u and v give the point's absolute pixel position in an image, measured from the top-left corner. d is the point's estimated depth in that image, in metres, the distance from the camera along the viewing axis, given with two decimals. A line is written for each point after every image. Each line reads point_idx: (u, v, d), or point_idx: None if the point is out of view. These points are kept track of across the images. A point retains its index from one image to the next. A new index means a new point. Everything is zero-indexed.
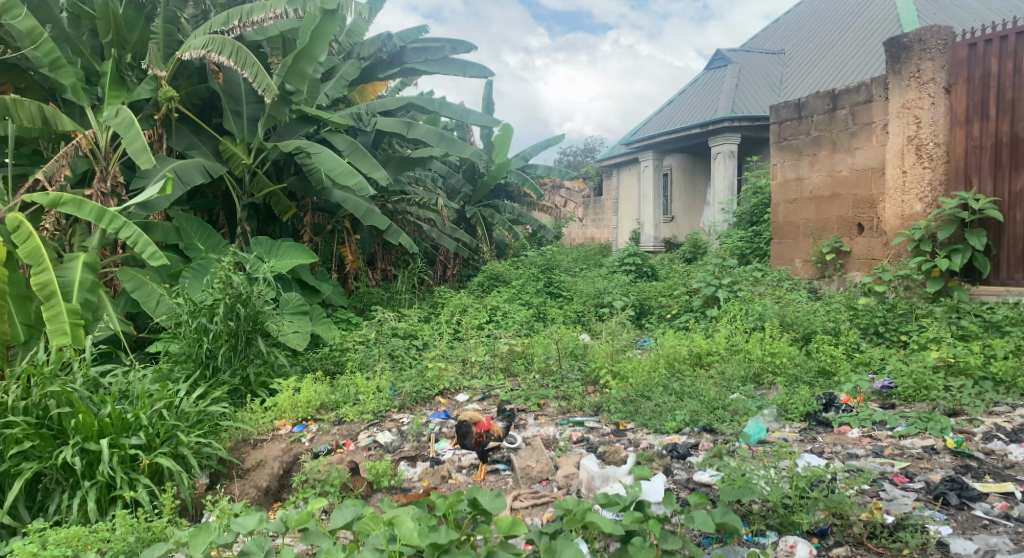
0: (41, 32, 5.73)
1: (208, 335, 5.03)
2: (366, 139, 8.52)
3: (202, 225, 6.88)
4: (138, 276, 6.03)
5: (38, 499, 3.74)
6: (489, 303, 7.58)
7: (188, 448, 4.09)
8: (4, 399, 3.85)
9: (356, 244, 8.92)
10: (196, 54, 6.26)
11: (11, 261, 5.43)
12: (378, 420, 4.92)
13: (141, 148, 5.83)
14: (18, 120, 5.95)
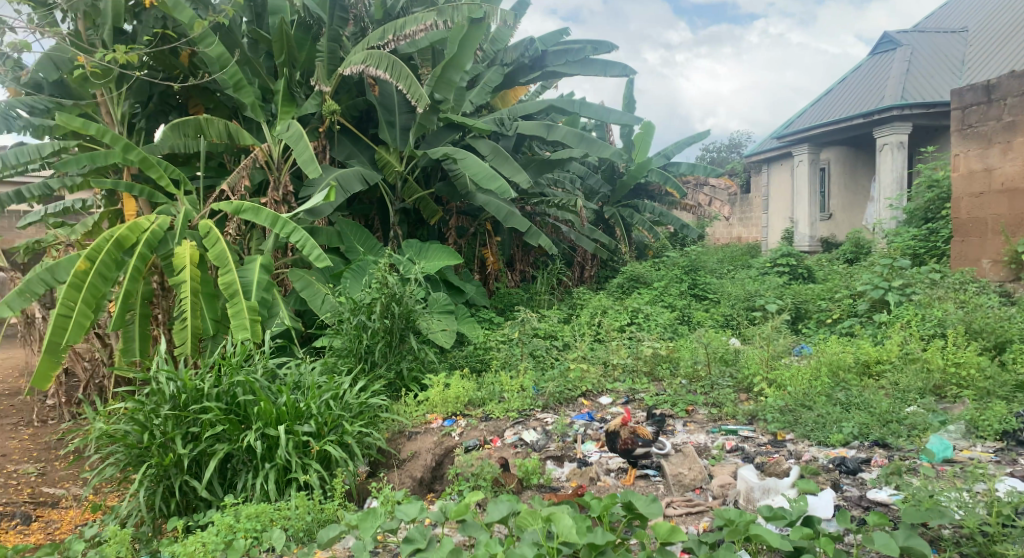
0: (228, 57, 6.39)
1: (367, 331, 5.39)
2: (508, 143, 8.70)
3: (360, 229, 7.35)
4: (306, 276, 6.55)
5: (228, 477, 4.17)
6: (632, 305, 7.47)
7: (353, 436, 4.39)
8: (201, 386, 4.32)
9: (497, 246, 9.14)
10: (356, 69, 6.68)
11: (203, 263, 6.10)
12: (522, 419, 4.98)
13: (309, 159, 6.32)
14: (209, 137, 6.68)
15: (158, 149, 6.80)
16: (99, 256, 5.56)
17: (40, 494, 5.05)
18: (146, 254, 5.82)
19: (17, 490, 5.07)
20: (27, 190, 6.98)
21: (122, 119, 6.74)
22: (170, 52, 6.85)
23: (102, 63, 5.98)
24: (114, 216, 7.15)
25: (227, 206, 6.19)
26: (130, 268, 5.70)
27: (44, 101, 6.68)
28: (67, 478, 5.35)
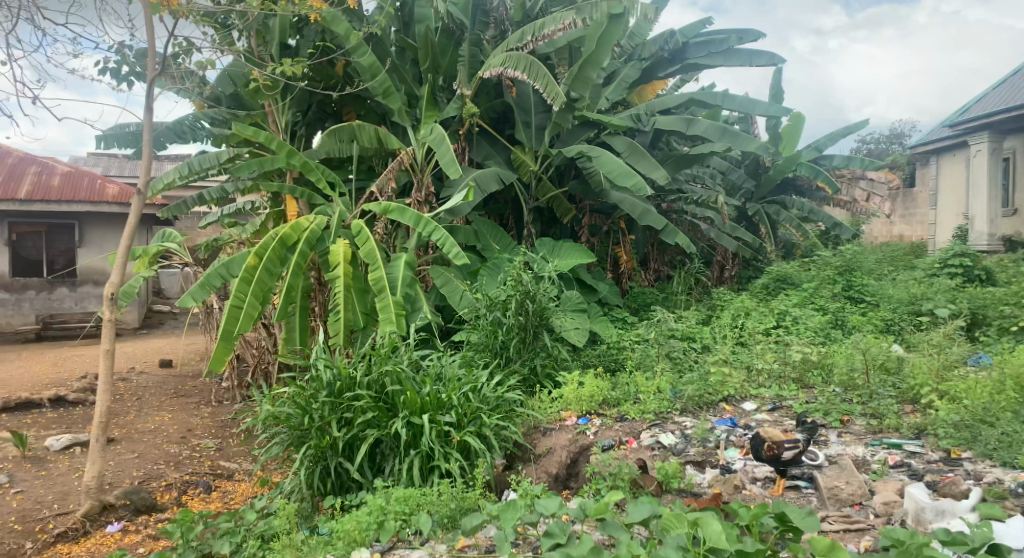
0: (378, 66, 6.75)
1: (502, 328, 5.49)
2: (645, 139, 8.53)
3: (496, 228, 7.51)
4: (445, 273, 6.78)
5: (377, 461, 4.42)
6: (778, 307, 7.07)
7: (490, 429, 4.49)
8: (354, 374, 4.61)
9: (631, 244, 9.01)
10: (495, 71, 6.83)
11: (353, 260, 6.50)
12: (660, 421, 4.86)
13: (450, 160, 6.53)
14: (360, 142, 7.11)
15: (315, 154, 7.33)
16: (266, 253, 6.10)
17: (217, 466, 5.63)
18: (305, 251, 6.30)
19: (200, 461, 5.69)
20: (207, 194, 7.80)
21: (287, 128, 7.36)
22: (327, 63, 7.37)
23: (272, 76, 6.56)
24: (278, 217, 7.81)
25: (375, 206, 6.55)
26: (292, 264, 6.21)
27: (223, 113, 7.46)
28: (239, 453, 5.92)
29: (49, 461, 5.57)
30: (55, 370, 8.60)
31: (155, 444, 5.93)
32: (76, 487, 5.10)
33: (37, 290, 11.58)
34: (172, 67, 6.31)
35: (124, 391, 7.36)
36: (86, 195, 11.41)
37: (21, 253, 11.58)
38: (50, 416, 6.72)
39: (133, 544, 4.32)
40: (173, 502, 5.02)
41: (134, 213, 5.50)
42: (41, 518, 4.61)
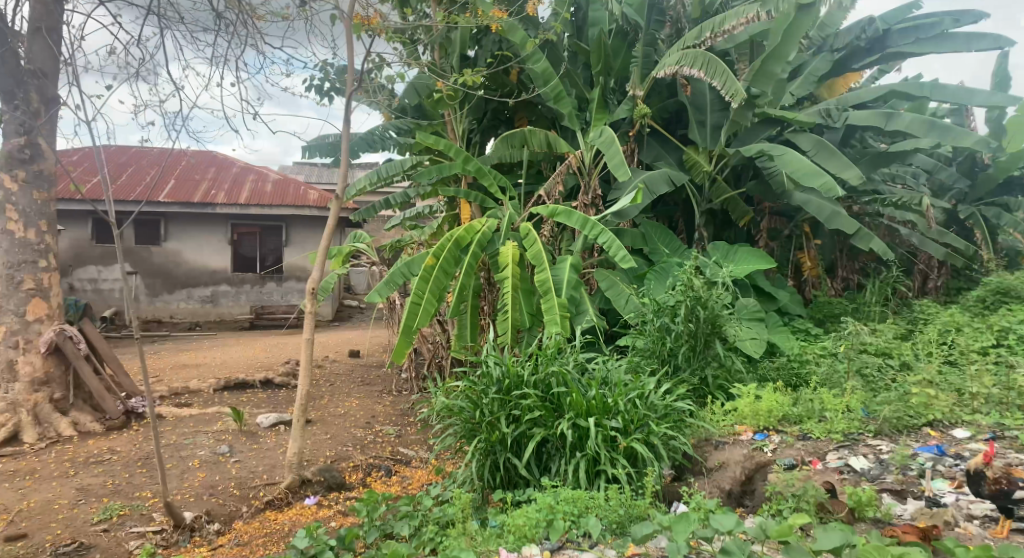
0: (551, 72, 6.85)
1: (670, 334, 5.32)
2: (834, 136, 7.88)
3: (665, 231, 7.31)
4: (611, 276, 6.71)
5: (543, 460, 4.48)
6: (997, 323, 6.20)
7: (659, 437, 4.36)
8: (521, 373, 4.72)
9: (816, 250, 8.36)
10: (670, 70, 6.66)
11: (522, 262, 6.65)
12: (849, 443, 4.45)
13: (619, 162, 6.45)
14: (531, 147, 7.26)
15: (488, 159, 7.59)
16: (442, 253, 6.43)
17: (397, 452, 6.04)
18: (477, 252, 6.55)
19: (382, 446, 6.13)
20: (391, 199, 8.39)
21: (463, 135, 7.71)
22: (503, 71, 7.62)
23: (453, 86, 6.89)
24: (454, 219, 8.21)
25: (544, 210, 6.65)
26: (465, 265, 6.50)
27: (407, 123, 8.01)
28: (416, 441, 6.31)
29: (260, 436, 6.30)
30: (265, 354, 9.74)
31: (346, 427, 6.50)
32: (280, 461, 5.72)
33: (251, 284, 13.18)
34: (366, 81, 6.87)
35: (319, 377, 8.15)
36: (292, 200, 12.77)
37: (240, 251, 13.25)
38: (261, 396, 7.61)
39: (327, 517, 4.76)
40: (359, 482, 5.47)
41: (332, 217, 6.05)
42: (253, 487, 5.24)
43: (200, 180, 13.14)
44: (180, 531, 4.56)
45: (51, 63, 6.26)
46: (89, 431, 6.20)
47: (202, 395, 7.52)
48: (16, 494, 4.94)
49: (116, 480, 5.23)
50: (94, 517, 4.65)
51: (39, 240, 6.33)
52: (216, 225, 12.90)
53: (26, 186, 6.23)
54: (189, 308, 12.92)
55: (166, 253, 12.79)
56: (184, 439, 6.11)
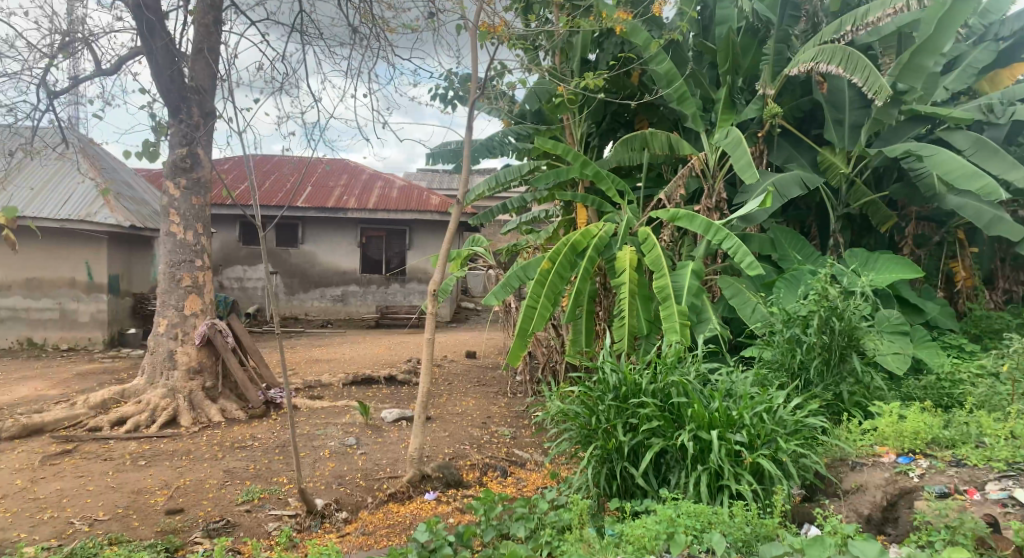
0: (676, 73, 6.68)
1: (801, 346, 5.02)
2: (995, 134, 7.17)
3: (796, 236, 6.91)
4: (736, 284, 6.44)
5: (662, 471, 4.37)
6: None
7: (787, 455, 4.12)
8: (639, 381, 4.60)
9: (971, 258, 7.63)
10: (804, 67, 6.30)
11: (640, 268, 6.52)
12: (1013, 474, 4.01)
13: (746, 164, 6.16)
14: (652, 150, 7.10)
15: (606, 163, 7.50)
16: (558, 258, 6.43)
17: (512, 454, 6.11)
18: (594, 257, 6.50)
19: (497, 447, 6.23)
20: (509, 203, 8.51)
21: (581, 139, 7.69)
22: (624, 73, 7.53)
23: (574, 90, 6.86)
24: (570, 224, 8.21)
25: (664, 214, 6.50)
26: (582, 269, 6.46)
27: (526, 128, 8.10)
28: (532, 444, 6.35)
29: (384, 430, 6.58)
30: (388, 352, 10.19)
31: (463, 426, 6.66)
32: (402, 455, 5.95)
33: (377, 285, 13.84)
34: (488, 88, 7.02)
35: (438, 376, 8.41)
36: (416, 206, 13.30)
37: (368, 253, 13.95)
38: (384, 392, 7.96)
39: (445, 514, 4.89)
40: (476, 481, 5.58)
41: (453, 221, 6.21)
42: (377, 479, 5.48)
43: (333, 186, 13.97)
44: (312, 516, 4.86)
45: (210, 80, 6.92)
46: (235, 417, 6.75)
47: (333, 388, 7.98)
48: (174, 472, 5.46)
49: (257, 465, 5.65)
50: (238, 498, 5.04)
51: (197, 241, 6.99)
52: (346, 229, 13.67)
53: (187, 192, 6.91)
54: (322, 306, 13.76)
55: (303, 254, 13.69)
56: (316, 429, 6.51)
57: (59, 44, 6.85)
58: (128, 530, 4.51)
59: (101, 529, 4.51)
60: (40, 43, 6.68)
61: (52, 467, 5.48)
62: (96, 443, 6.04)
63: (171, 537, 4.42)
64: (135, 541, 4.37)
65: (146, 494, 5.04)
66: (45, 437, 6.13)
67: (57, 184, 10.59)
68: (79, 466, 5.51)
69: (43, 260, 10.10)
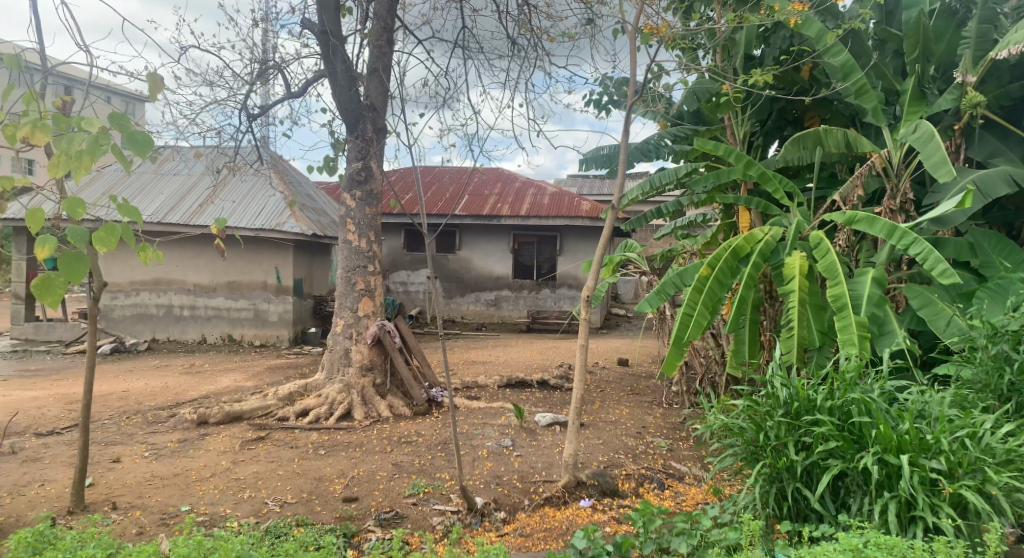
0: (854, 64, 6.17)
1: (1012, 366, 4.41)
2: None
3: (1002, 240, 6.11)
4: (926, 293, 5.82)
5: (841, 495, 4.02)
6: None
7: (998, 488, 3.62)
8: (814, 396, 4.25)
9: None
10: (1016, 49, 5.56)
11: (812, 275, 6.08)
12: None
13: (941, 160, 5.54)
14: (826, 148, 6.61)
15: (772, 163, 7.07)
16: (718, 264, 6.15)
17: (669, 466, 5.94)
18: (759, 263, 6.15)
19: (653, 458, 6.09)
20: (664, 207, 8.28)
21: (744, 139, 7.32)
22: (794, 68, 7.08)
23: (738, 88, 6.53)
24: (730, 228, 7.86)
25: (839, 217, 6.02)
26: (744, 276, 6.13)
27: (683, 129, 7.85)
28: (690, 457, 6.14)
29: (539, 433, 6.67)
30: (541, 356, 10.34)
31: (617, 434, 6.58)
32: (557, 460, 5.99)
33: (529, 289, 14.09)
34: (645, 91, 6.90)
35: (591, 383, 8.38)
36: (568, 211, 13.40)
37: (520, 259, 14.25)
38: (538, 395, 8.07)
39: (602, 522, 4.86)
40: (632, 491, 5.47)
41: (608, 227, 6.14)
42: (533, 482, 5.56)
43: (488, 194, 14.42)
44: (473, 514, 5.01)
45: (382, 98, 7.41)
46: (401, 414, 7.16)
47: (489, 390, 8.23)
48: (349, 462, 5.89)
49: (422, 460, 5.95)
50: (406, 491, 5.33)
51: (369, 248, 7.51)
52: (500, 235, 14.08)
53: (362, 203, 7.45)
54: (477, 310, 14.25)
55: (460, 260, 14.28)
56: (475, 429, 6.74)
57: (257, 72, 7.68)
58: (312, 514, 4.92)
59: (289, 511, 4.95)
60: (242, 73, 7.54)
61: (250, 451, 6.13)
62: (283, 432, 6.66)
63: (348, 523, 4.76)
64: (318, 524, 4.76)
65: (326, 481, 5.48)
66: (243, 424, 6.87)
67: (252, 197, 11.85)
68: (271, 452, 6.12)
69: (239, 265, 11.34)
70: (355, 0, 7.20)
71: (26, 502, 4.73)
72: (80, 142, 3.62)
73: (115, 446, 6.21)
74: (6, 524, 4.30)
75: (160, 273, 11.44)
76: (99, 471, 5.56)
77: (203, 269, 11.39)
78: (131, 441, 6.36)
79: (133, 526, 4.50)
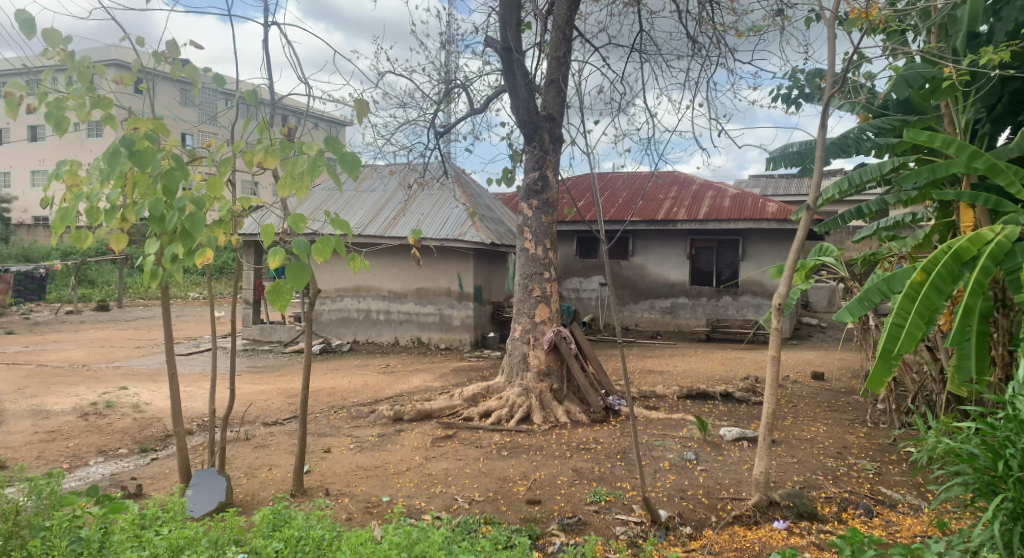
0: None
1: None
2: None
3: None
4: None
5: None
6: None
7: None
8: None
9: None
10: None
11: None
12: None
13: None
14: None
15: (1003, 153, 6.19)
16: (935, 269, 5.42)
17: (878, 492, 5.37)
18: (989, 267, 5.32)
19: (858, 482, 5.53)
20: (864, 207, 7.55)
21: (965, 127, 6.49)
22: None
23: (960, 70, 5.80)
24: (947, 228, 6.90)
25: None
26: (969, 282, 5.32)
27: (890, 120, 7.01)
28: (903, 483, 5.50)
29: (725, 449, 6.35)
30: (723, 368, 9.86)
31: (814, 453, 6.09)
32: (746, 478, 5.66)
33: (708, 297, 13.52)
34: (843, 82, 6.35)
35: (781, 398, 7.85)
36: (750, 214, 12.70)
37: (698, 265, 13.78)
38: (721, 409, 7.70)
39: (800, 547, 4.50)
40: (835, 516, 5.00)
41: (801, 230, 5.65)
42: (721, 498, 5.30)
43: (663, 199, 14.10)
44: (657, 526, 4.86)
45: (560, 108, 7.55)
46: (578, 420, 7.17)
47: (668, 401, 8.00)
48: (531, 465, 6.00)
49: (602, 468, 5.92)
50: (587, 498, 5.32)
51: (545, 255, 7.66)
52: (677, 240, 13.72)
53: (538, 211, 7.63)
54: (652, 318, 13.94)
55: (634, 267, 14.09)
56: (655, 440, 6.59)
57: (443, 91, 8.16)
58: (498, 513, 5.08)
59: (478, 508, 5.16)
60: (429, 93, 8.05)
61: (439, 448, 6.49)
62: (469, 431, 6.96)
63: (534, 525, 4.85)
64: (505, 523, 4.90)
65: (510, 482, 5.64)
66: (432, 422, 7.29)
67: (438, 209, 12.61)
68: (458, 449, 6.43)
69: (426, 272, 12.09)
70: (535, 14, 7.42)
71: (259, 483, 5.39)
72: (302, 164, 4.07)
73: (326, 437, 6.88)
74: (244, 501, 4.91)
75: (361, 280, 12.52)
76: (314, 459, 6.19)
77: (395, 277, 12.30)
78: (338, 434, 7.00)
79: (344, 512, 4.94)
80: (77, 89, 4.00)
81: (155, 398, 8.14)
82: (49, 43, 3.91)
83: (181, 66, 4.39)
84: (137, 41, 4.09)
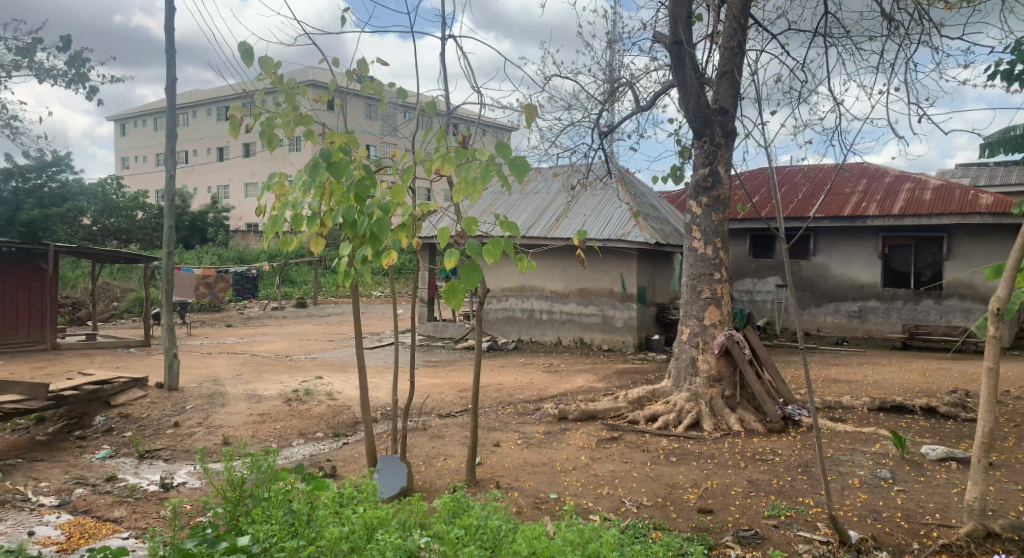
0: None
1: None
2: None
3: None
4: None
5: None
6: None
7: None
8: None
9: None
10: None
11: None
12: None
13: None
14: None
15: None
16: None
17: None
18: None
19: None
20: None
21: None
22: None
23: None
24: None
25: None
26: None
27: None
28: None
29: (927, 468, 5.69)
30: (923, 379, 8.85)
31: None
32: (956, 503, 5.02)
33: (904, 300, 12.23)
34: None
35: (1000, 416, 6.89)
36: (956, 208, 11.30)
37: (892, 265, 12.49)
38: (923, 425, 6.89)
39: None
40: None
41: None
42: (924, 524, 4.74)
43: (850, 192, 12.95)
44: (846, 548, 4.45)
45: (733, 100, 7.22)
46: (754, 429, 6.79)
47: (858, 413, 7.33)
48: (702, 473, 5.77)
49: (781, 481, 5.55)
50: (765, 511, 5.02)
51: (715, 255, 7.34)
52: (867, 238, 12.56)
53: (708, 209, 7.34)
54: (837, 322, 12.89)
55: (815, 267, 13.08)
56: (842, 454, 6.06)
57: (608, 91, 8.12)
58: (668, 519, 4.94)
59: (646, 513, 5.05)
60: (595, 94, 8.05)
61: (605, 449, 6.45)
62: (635, 434, 6.84)
63: (706, 535, 4.64)
64: (675, 531, 4.76)
65: (680, 489, 5.46)
66: (597, 422, 7.27)
67: (602, 209, 12.55)
68: (625, 452, 6.35)
69: (591, 273, 12.08)
70: (707, 5, 7.16)
71: (436, 472, 5.68)
72: (475, 170, 4.21)
73: (496, 431, 7.11)
74: (424, 487, 5.22)
75: (527, 281, 12.79)
76: (485, 452, 6.42)
77: (560, 278, 12.42)
78: (507, 429, 7.21)
79: (515, 506, 5.06)
80: (284, 108, 4.45)
81: (346, 388, 8.90)
82: (263, 68, 4.39)
83: (369, 82, 4.73)
84: (333, 61, 4.48)
